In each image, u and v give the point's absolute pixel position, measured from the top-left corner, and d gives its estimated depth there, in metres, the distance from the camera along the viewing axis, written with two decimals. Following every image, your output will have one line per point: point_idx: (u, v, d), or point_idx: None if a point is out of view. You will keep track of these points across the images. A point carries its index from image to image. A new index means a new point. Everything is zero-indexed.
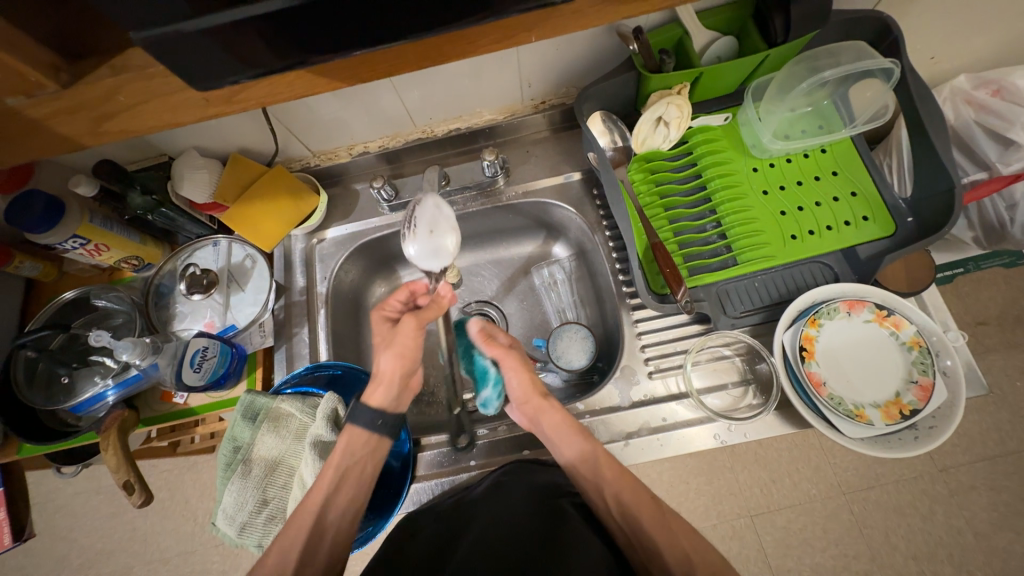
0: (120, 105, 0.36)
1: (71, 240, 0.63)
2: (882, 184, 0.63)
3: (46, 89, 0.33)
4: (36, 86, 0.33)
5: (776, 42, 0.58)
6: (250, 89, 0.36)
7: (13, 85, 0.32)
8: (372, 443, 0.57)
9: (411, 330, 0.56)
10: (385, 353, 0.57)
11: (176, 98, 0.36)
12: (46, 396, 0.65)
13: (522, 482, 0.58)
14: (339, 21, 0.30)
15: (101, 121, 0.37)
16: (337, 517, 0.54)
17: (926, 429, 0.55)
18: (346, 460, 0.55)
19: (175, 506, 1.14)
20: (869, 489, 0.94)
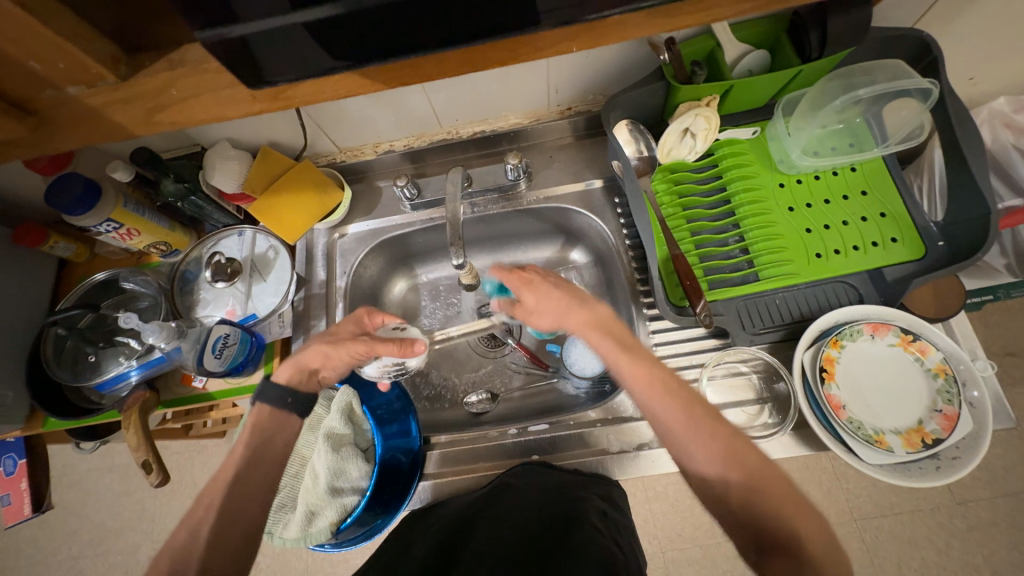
0: (173, 98, 0.37)
1: (105, 223, 0.65)
2: (913, 206, 0.62)
3: (107, 80, 0.35)
4: (98, 78, 0.35)
5: (810, 58, 0.58)
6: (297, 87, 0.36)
7: (79, 76, 0.34)
8: (278, 418, 0.57)
9: (352, 351, 0.57)
10: (319, 346, 0.58)
11: (223, 93, 0.37)
12: (73, 373, 0.67)
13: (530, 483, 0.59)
14: (385, 27, 0.31)
15: (154, 112, 0.37)
16: (252, 487, 0.52)
17: (949, 460, 0.53)
18: (256, 435, 0.55)
19: (186, 488, 1.17)
20: (882, 518, 0.92)
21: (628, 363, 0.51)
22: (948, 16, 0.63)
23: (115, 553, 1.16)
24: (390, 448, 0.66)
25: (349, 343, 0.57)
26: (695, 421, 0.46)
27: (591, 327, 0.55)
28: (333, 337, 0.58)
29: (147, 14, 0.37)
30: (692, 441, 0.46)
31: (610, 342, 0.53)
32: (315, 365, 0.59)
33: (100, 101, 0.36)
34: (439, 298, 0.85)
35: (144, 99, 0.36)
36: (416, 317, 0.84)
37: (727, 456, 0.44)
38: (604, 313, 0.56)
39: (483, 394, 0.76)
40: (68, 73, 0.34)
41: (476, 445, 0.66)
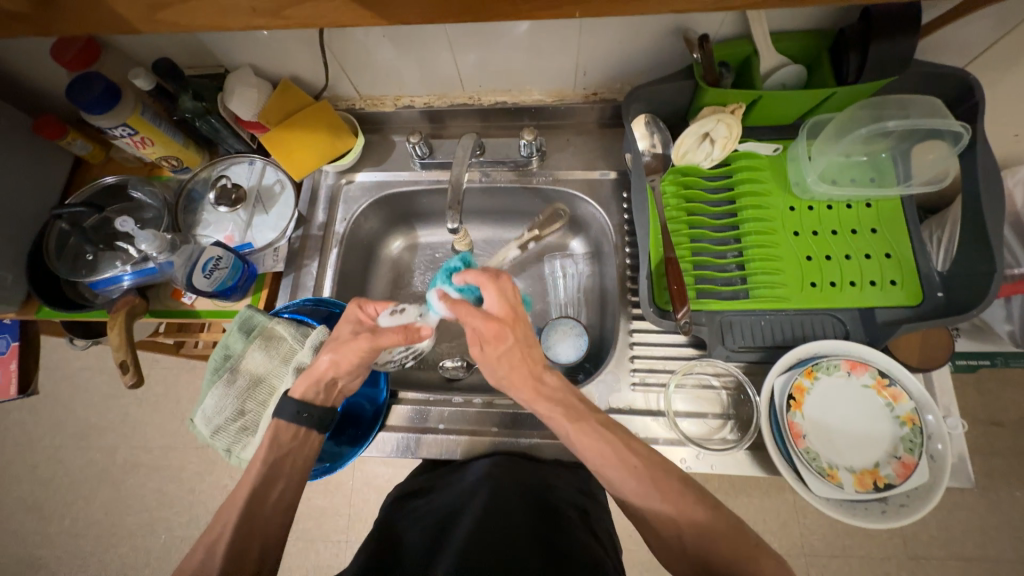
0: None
1: (120, 127, 0.66)
2: (920, 252, 0.61)
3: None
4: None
5: (846, 81, 0.57)
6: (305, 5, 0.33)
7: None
8: (300, 434, 0.56)
9: (361, 349, 0.56)
10: (327, 355, 0.56)
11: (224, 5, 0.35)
12: (71, 268, 0.69)
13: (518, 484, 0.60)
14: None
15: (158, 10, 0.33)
16: (272, 504, 0.52)
17: (896, 506, 0.53)
18: (274, 453, 0.54)
19: (169, 402, 1.22)
20: (830, 557, 0.94)
21: (576, 433, 0.53)
22: (1001, 61, 0.60)
23: (93, 450, 1.21)
24: (358, 396, 0.69)
25: (355, 343, 0.56)
26: (640, 483, 0.49)
27: (543, 396, 0.56)
28: (336, 339, 0.57)
29: None
30: (652, 497, 0.48)
31: (558, 410, 0.54)
32: (332, 375, 0.56)
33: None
34: (436, 264, 0.86)
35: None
36: (409, 277, 0.85)
37: (683, 516, 0.47)
38: (555, 381, 0.57)
39: (458, 361, 0.78)
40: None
41: (441, 408, 0.68)
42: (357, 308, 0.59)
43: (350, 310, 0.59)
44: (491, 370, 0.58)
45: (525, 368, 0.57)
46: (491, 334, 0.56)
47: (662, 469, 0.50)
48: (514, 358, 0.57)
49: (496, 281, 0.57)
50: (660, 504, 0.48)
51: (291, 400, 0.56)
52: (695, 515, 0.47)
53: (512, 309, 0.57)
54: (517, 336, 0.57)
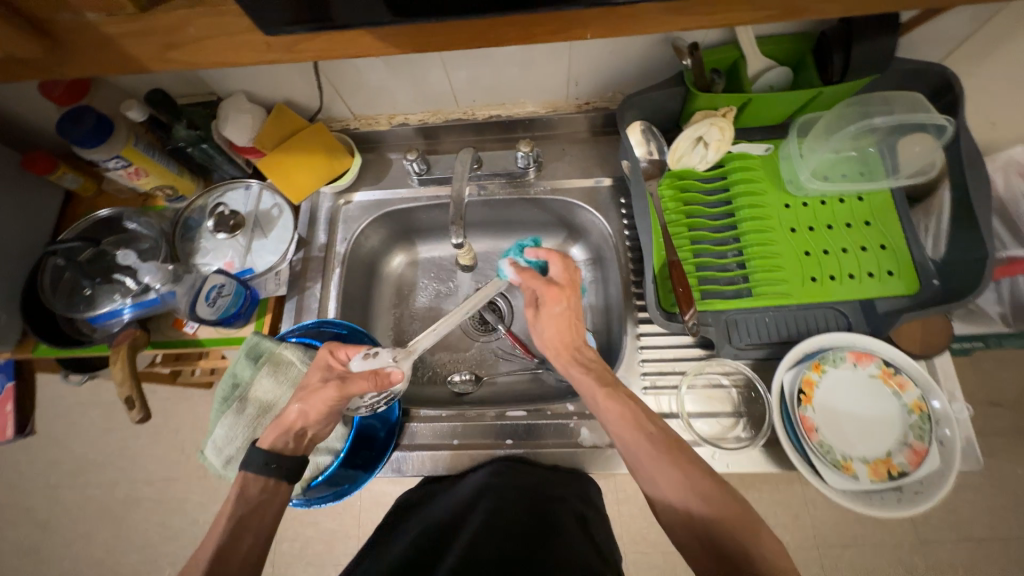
0: (189, 38, 0.37)
1: (113, 160, 0.66)
2: (913, 242, 0.62)
3: (126, 9, 0.36)
4: (116, 7, 0.35)
5: (832, 80, 0.58)
6: (312, 41, 0.38)
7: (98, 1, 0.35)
8: (269, 486, 0.53)
9: (329, 399, 0.52)
10: (296, 405, 0.53)
11: (242, 40, 0.38)
12: (67, 304, 0.68)
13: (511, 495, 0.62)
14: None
15: (168, 49, 0.38)
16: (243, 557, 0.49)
17: (910, 494, 0.54)
18: (240, 510, 0.51)
19: (168, 433, 1.19)
20: (843, 547, 0.95)
21: (606, 400, 0.54)
22: (977, 54, 0.63)
23: (91, 488, 1.18)
24: (369, 417, 0.68)
25: (323, 391, 0.53)
26: (659, 456, 0.50)
27: (577, 361, 0.58)
28: (304, 387, 0.54)
29: None
30: (664, 476, 0.49)
31: (592, 378, 0.56)
32: (302, 425, 0.54)
33: (115, 30, 0.37)
34: (437, 278, 0.85)
35: (158, 35, 0.37)
36: (412, 293, 0.85)
37: (691, 499, 0.47)
38: (594, 355, 0.59)
39: (467, 375, 0.78)
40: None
41: (454, 423, 0.67)
42: (329, 353, 0.57)
43: (321, 355, 0.57)
44: (543, 330, 0.60)
45: (569, 342, 0.59)
46: (550, 289, 0.59)
47: (677, 446, 0.51)
48: (564, 323, 0.59)
49: (558, 256, 0.60)
50: (673, 478, 0.49)
51: (260, 451, 0.53)
52: (703, 496, 0.47)
53: (574, 280, 0.60)
54: (570, 306, 0.59)
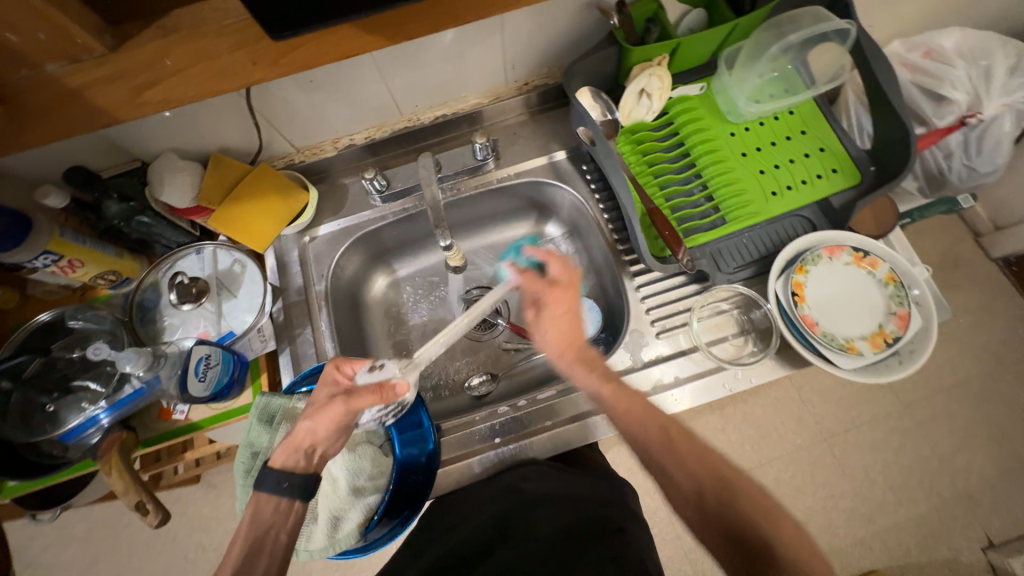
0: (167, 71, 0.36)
1: (42, 257, 0.59)
2: (846, 139, 0.69)
3: (92, 52, 0.34)
4: (78, 49, 0.34)
5: (744, 11, 0.64)
6: (299, 48, 0.37)
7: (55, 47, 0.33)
8: (285, 506, 0.51)
9: (337, 415, 0.51)
10: (303, 423, 0.51)
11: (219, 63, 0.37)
12: (27, 428, 0.59)
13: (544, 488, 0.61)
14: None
15: (142, 90, 0.36)
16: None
17: (908, 353, 0.61)
18: (256, 530, 0.49)
19: (166, 541, 1.08)
20: (847, 431, 1.04)
21: (617, 397, 0.53)
22: None
23: None
24: (405, 445, 0.65)
25: (330, 408, 0.50)
26: (677, 455, 0.50)
27: (585, 364, 0.55)
28: (313, 404, 0.52)
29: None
30: (676, 468, 0.49)
31: (598, 378, 0.55)
32: (312, 444, 0.52)
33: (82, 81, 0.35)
34: (422, 292, 0.84)
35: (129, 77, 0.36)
36: (401, 314, 0.83)
37: (705, 476, 0.48)
38: (596, 352, 0.56)
39: (483, 376, 0.77)
40: (43, 45, 0.32)
41: (489, 423, 0.67)
42: (333, 368, 0.54)
43: (326, 371, 0.54)
44: (544, 334, 0.57)
45: (572, 344, 0.56)
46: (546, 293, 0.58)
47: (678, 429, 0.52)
48: (565, 327, 0.56)
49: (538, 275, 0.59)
50: (685, 467, 0.49)
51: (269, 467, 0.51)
52: (714, 471, 0.48)
53: (574, 279, 0.59)
54: (565, 299, 0.57)
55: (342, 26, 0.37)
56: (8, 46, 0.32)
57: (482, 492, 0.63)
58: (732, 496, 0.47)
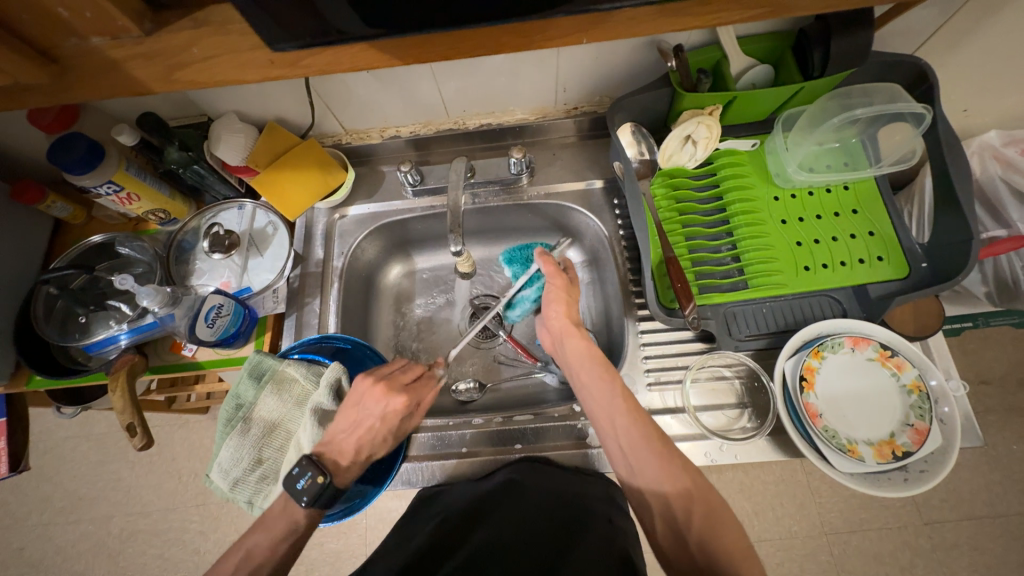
0: (194, 58, 0.39)
1: (105, 185, 0.65)
2: (900, 227, 0.64)
3: (131, 33, 0.38)
4: (123, 31, 0.37)
5: (812, 75, 0.60)
6: (314, 55, 0.39)
7: (104, 27, 0.37)
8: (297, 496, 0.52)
9: (404, 425, 0.60)
10: (386, 445, 0.58)
11: (244, 56, 0.39)
12: (61, 333, 0.66)
13: (546, 487, 0.59)
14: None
15: (173, 70, 0.39)
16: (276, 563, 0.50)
17: (917, 473, 0.55)
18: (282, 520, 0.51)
19: (164, 461, 1.17)
20: (850, 533, 0.96)
21: (613, 399, 0.55)
22: (947, 45, 0.66)
23: (86, 523, 1.14)
24: None
25: (409, 425, 0.60)
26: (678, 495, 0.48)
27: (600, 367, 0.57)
28: (393, 429, 0.58)
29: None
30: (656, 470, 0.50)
31: (597, 367, 0.57)
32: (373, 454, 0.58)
33: (119, 54, 0.38)
34: (436, 288, 0.86)
35: (161, 57, 0.38)
36: (410, 304, 0.85)
37: (694, 488, 0.48)
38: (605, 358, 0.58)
39: (470, 383, 0.77)
40: (92, 24, 0.36)
41: (461, 431, 0.68)
42: (414, 399, 0.58)
43: (408, 404, 0.57)
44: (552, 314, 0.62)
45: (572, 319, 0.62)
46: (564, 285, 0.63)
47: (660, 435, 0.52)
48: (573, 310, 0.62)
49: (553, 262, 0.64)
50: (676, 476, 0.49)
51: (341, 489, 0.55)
52: (705, 489, 0.49)
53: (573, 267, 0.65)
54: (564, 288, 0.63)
55: (361, 43, 0.38)
56: (60, 19, 0.35)
57: (461, 489, 0.63)
58: (718, 521, 0.46)
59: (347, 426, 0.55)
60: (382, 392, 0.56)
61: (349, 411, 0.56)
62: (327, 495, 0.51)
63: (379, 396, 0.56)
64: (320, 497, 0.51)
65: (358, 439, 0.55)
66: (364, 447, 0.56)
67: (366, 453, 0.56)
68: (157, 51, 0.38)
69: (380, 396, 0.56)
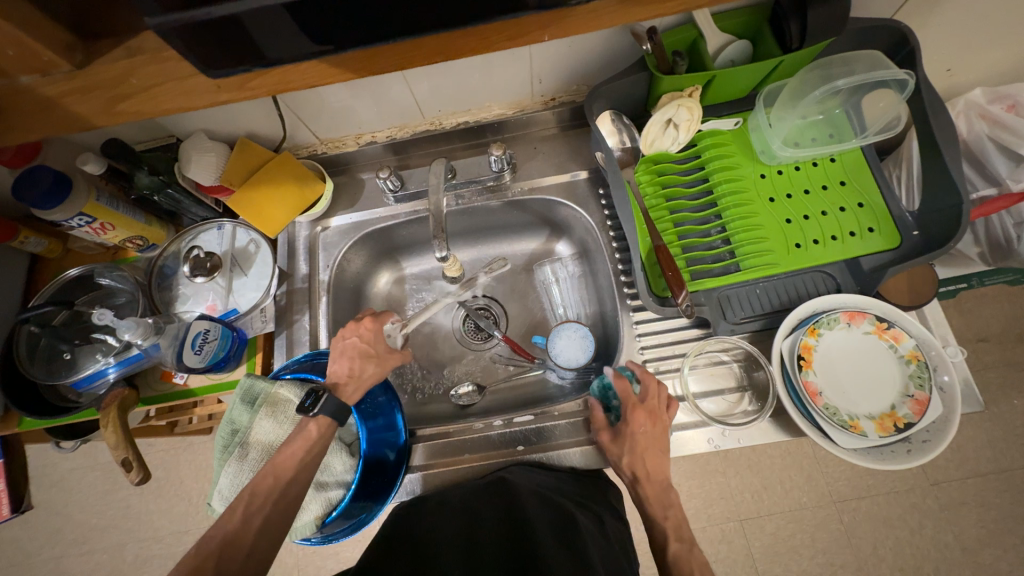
0: (134, 88, 0.37)
1: (77, 218, 0.63)
2: (888, 195, 0.63)
3: (61, 68, 0.35)
4: (51, 66, 0.35)
5: (791, 48, 0.58)
6: (263, 75, 0.37)
7: (30, 63, 0.34)
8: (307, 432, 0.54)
9: (380, 345, 0.62)
10: (377, 367, 0.60)
11: (189, 83, 0.37)
12: (47, 371, 0.65)
13: (528, 480, 0.60)
14: (339, 9, 0.31)
15: (116, 102, 0.38)
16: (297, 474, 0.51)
17: (919, 443, 0.55)
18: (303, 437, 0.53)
19: (172, 485, 1.16)
20: (859, 499, 0.96)
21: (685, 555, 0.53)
22: (928, 7, 0.63)
23: (100, 552, 1.14)
24: (376, 444, 0.66)
25: (394, 355, 0.63)
26: None
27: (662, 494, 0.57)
28: (374, 349, 0.61)
29: (129, 22, 0.37)
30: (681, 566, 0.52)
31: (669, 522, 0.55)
32: (364, 375, 0.59)
33: (54, 90, 0.36)
34: (428, 291, 0.85)
35: (102, 89, 0.37)
36: (401, 311, 0.84)
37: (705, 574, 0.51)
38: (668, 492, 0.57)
39: (471, 386, 0.76)
40: (18, 61, 0.34)
41: (471, 437, 0.67)
42: (377, 317, 0.64)
43: (376, 322, 0.63)
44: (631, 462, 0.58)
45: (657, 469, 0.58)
46: (614, 442, 0.59)
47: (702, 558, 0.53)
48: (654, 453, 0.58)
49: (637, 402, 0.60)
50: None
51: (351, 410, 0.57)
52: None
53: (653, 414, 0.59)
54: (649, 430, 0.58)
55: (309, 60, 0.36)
56: None
57: (460, 487, 0.63)
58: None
59: (334, 358, 0.59)
60: (351, 323, 0.63)
61: (334, 346, 0.61)
62: (334, 400, 0.55)
63: (348, 327, 0.62)
64: (323, 405, 0.54)
65: (347, 361, 0.59)
66: (354, 364, 0.59)
67: (358, 367, 0.59)
68: (94, 82, 0.36)
69: (350, 326, 0.62)
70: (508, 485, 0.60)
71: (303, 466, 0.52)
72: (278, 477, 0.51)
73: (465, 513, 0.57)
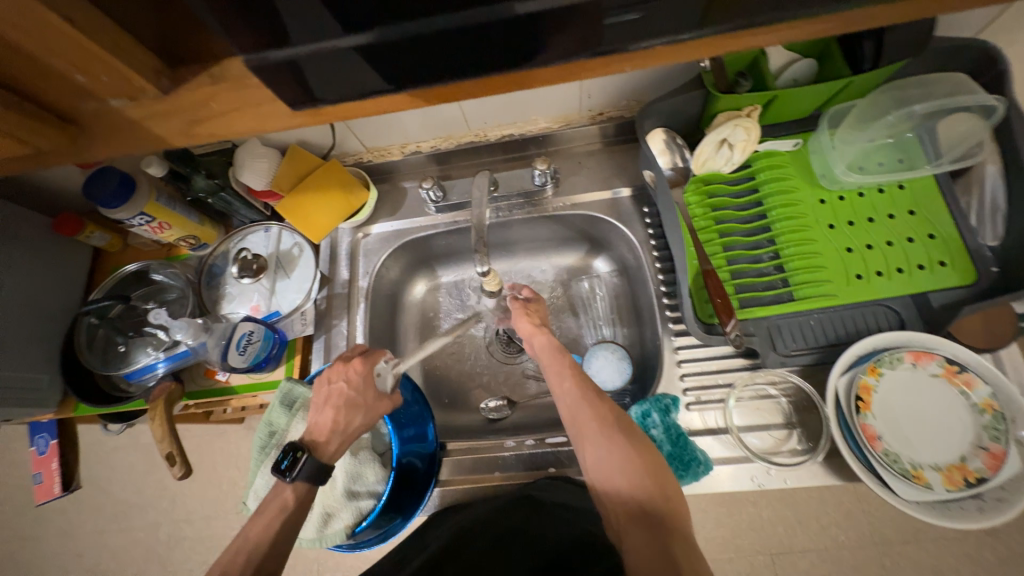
0: (212, 112, 0.38)
1: (138, 217, 0.66)
2: (964, 226, 0.59)
3: (148, 92, 0.36)
4: (141, 91, 0.36)
5: (863, 68, 0.55)
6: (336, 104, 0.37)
7: (121, 89, 0.36)
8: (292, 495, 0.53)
9: (366, 392, 0.58)
10: (363, 416, 0.58)
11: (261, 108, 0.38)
12: (103, 360, 0.68)
13: (556, 498, 0.58)
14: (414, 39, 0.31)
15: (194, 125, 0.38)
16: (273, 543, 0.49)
17: (993, 502, 0.50)
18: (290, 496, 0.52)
19: (205, 471, 1.20)
20: (906, 543, 0.88)
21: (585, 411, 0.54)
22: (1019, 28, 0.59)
23: (136, 530, 1.19)
24: (406, 453, 0.66)
25: (382, 401, 0.59)
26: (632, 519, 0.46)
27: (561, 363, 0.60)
28: (360, 397, 0.58)
29: (208, 46, 0.38)
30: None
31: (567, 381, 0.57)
32: (348, 426, 0.57)
33: (137, 113, 0.38)
34: (460, 301, 0.84)
35: (182, 113, 0.38)
36: (434, 319, 0.84)
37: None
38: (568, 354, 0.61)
39: (499, 401, 0.75)
40: (110, 87, 0.35)
41: (501, 453, 0.66)
42: (367, 358, 0.60)
43: (365, 364, 0.59)
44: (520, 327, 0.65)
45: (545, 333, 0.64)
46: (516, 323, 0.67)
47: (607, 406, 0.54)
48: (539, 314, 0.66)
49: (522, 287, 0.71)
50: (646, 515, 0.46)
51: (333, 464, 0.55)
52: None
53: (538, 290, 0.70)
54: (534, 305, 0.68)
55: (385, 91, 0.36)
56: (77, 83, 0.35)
57: (487, 501, 0.62)
58: None
59: (318, 406, 0.57)
60: (339, 364, 0.59)
61: (319, 391, 0.58)
62: (312, 463, 0.53)
63: (336, 368, 0.59)
64: (301, 469, 0.52)
65: (331, 410, 0.57)
66: (338, 415, 0.56)
67: (341, 420, 0.56)
68: (176, 108, 0.37)
69: (337, 369, 0.59)
70: (535, 504, 0.58)
71: (278, 537, 0.50)
72: (254, 542, 0.49)
73: (491, 533, 0.55)
